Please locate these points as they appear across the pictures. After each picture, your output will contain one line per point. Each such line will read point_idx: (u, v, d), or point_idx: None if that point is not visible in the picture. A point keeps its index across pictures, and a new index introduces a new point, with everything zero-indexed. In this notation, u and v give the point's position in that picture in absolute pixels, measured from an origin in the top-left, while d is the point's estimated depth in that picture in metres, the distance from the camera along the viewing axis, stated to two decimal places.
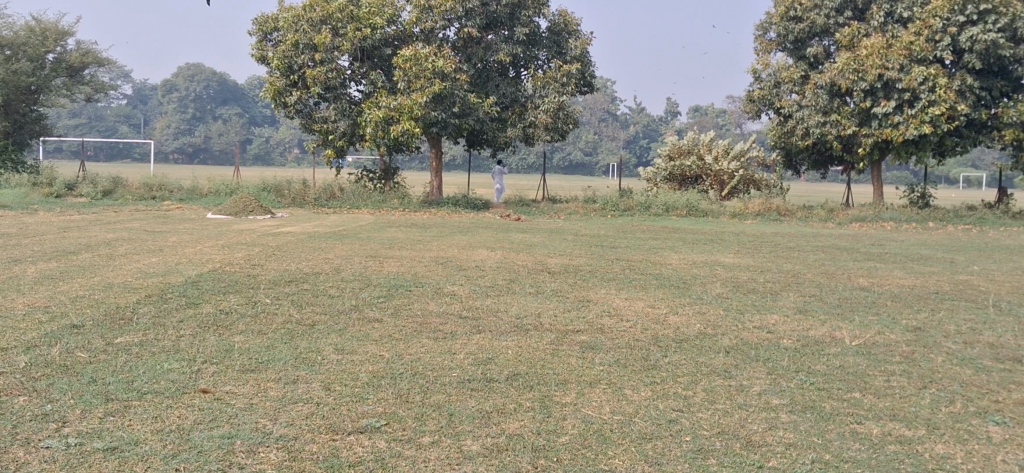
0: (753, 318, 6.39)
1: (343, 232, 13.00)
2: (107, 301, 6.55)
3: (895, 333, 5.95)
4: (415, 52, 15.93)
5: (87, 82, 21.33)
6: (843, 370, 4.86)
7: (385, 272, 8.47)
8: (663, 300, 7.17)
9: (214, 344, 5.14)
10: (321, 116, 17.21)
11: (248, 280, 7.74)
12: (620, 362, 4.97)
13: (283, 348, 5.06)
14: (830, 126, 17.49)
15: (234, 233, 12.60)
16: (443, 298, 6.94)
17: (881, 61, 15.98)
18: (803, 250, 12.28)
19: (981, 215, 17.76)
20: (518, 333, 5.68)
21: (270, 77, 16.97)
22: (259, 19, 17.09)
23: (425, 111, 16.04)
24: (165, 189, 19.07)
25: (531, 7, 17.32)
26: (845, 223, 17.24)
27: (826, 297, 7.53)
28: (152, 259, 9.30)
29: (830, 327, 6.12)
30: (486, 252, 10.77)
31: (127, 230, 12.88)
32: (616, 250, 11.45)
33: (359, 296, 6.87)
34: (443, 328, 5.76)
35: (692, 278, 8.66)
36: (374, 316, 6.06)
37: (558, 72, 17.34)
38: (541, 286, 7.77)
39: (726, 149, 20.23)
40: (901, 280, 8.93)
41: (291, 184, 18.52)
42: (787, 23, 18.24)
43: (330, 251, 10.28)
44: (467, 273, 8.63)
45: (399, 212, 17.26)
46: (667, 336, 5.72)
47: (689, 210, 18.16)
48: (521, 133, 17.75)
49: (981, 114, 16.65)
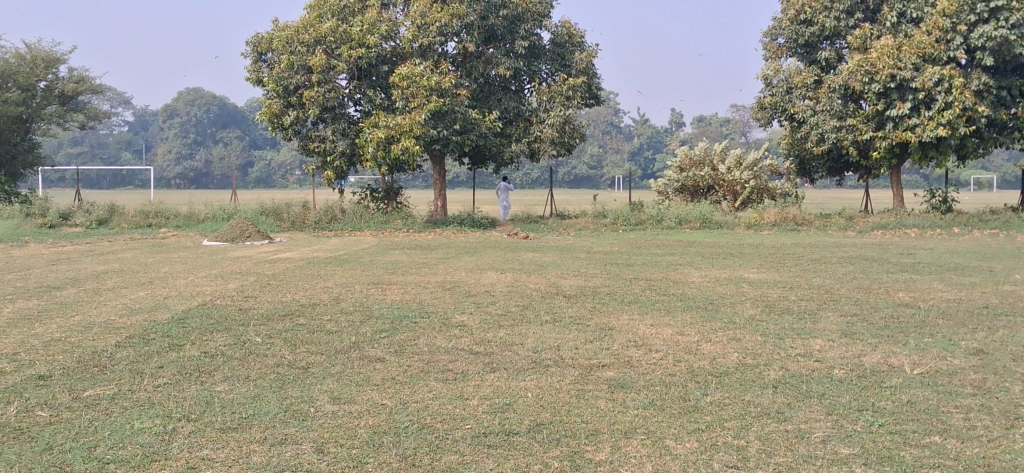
0: (794, 344, 5.77)
1: (345, 256, 12.43)
2: (84, 344, 5.94)
3: (958, 358, 5.34)
4: (412, 69, 15.38)
5: (80, 109, 20.78)
6: (914, 407, 4.23)
7: (388, 301, 7.88)
8: (691, 325, 6.54)
9: (193, 395, 4.53)
10: (320, 137, 16.63)
11: (240, 314, 7.15)
12: (656, 403, 4.36)
13: (272, 398, 4.46)
14: (845, 131, 16.86)
15: (229, 261, 12.02)
16: (452, 330, 6.33)
17: (892, 61, 15.38)
18: (829, 261, 11.65)
19: (1007, 218, 17.10)
20: (537, 371, 5.07)
21: (266, 100, 16.44)
22: (252, 39, 16.63)
23: (425, 130, 15.45)
24: (162, 216, 18.57)
25: (530, 19, 16.84)
26: (866, 231, 16.62)
27: (870, 317, 6.91)
28: (140, 294, 8.69)
29: (883, 352, 5.50)
30: (495, 274, 10.16)
31: (119, 261, 12.29)
32: (633, 268, 10.85)
33: (359, 331, 6.26)
34: (453, 367, 5.14)
35: (720, 298, 8.02)
36: (375, 354, 5.45)
37: (563, 84, 16.84)
38: (557, 313, 7.14)
39: (738, 159, 19.60)
40: (944, 294, 8.31)
41: (291, 208, 17.94)
42: (796, 27, 17.64)
43: (330, 278, 9.68)
44: (476, 299, 8.02)
45: (403, 232, 16.68)
46: (704, 369, 5.09)
47: (702, 222, 17.54)
48: (526, 148, 17.17)
49: (1001, 114, 16.04)
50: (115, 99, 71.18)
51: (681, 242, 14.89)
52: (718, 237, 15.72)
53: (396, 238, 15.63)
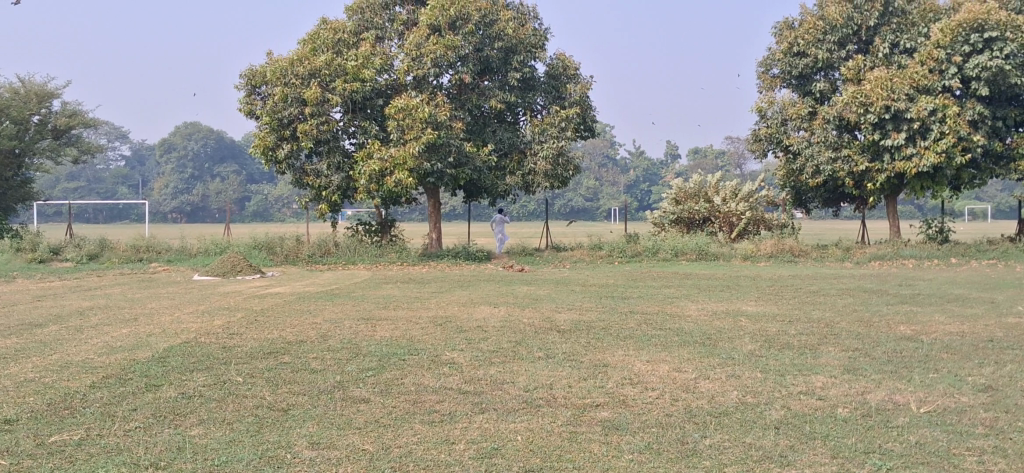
0: (797, 381, 5.56)
1: (335, 290, 12.22)
2: (57, 385, 5.71)
3: (966, 396, 5.13)
4: (406, 101, 15.27)
5: (73, 143, 20.59)
6: (924, 450, 4.02)
7: (377, 337, 7.66)
8: (689, 361, 6.33)
9: (164, 440, 4.32)
10: (313, 170, 16.46)
11: (223, 352, 6.92)
12: (652, 447, 4.14)
13: (248, 444, 4.24)
14: (841, 161, 16.73)
15: (217, 296, 11.81)
16: (441, 368, 6.11)
17: (886, 92, 15.30)
18: (828, 294, 11.45)
19: (1005, 248, 16.96)
20: (529, 411, 4.85)
21: (259, 133, 16.29)
22: (245, 72, 16.51)
23: (418, 162, 15.28)
24: (153, 250, 18.37)
25: (524, 51, 16.76)
26: (863, 262, 16.46)
27: (872, 351, 6.71)
28: (123, 331, 8.44)
29: (888, 389, 5.29)
30: (488, 309, 9.94)
31: (106, 297, 12.06)
32: (628, 301, 10.64)
33: (345, 370, 6.04)
34: (440, 408, 4.92)
35: (718, 332, 7.80)
36: (359, 395, 5.23)
37: (556, 116, 16.74)
38: (551, 349, 6.91)
39: (734, 190, 19.47)
40: (947, 326, 8.10)
41: (284, 242, 17.74)
42: (790, 59, 17.56)
43: (319, 314, 9.46)
44: (468, 335, 7.79)
45: (397, 266, 16.48)
46: (703, 409, 4.88)
47: (699, 254, 17.37)
48: (521, 181, 17.02)
49: (996, 144, 15.95)
50: (111, 134, 71.11)
51: (677, 274, 14.71)
52: (716, 269, 15.54)
53: (390, 272, 15.43)
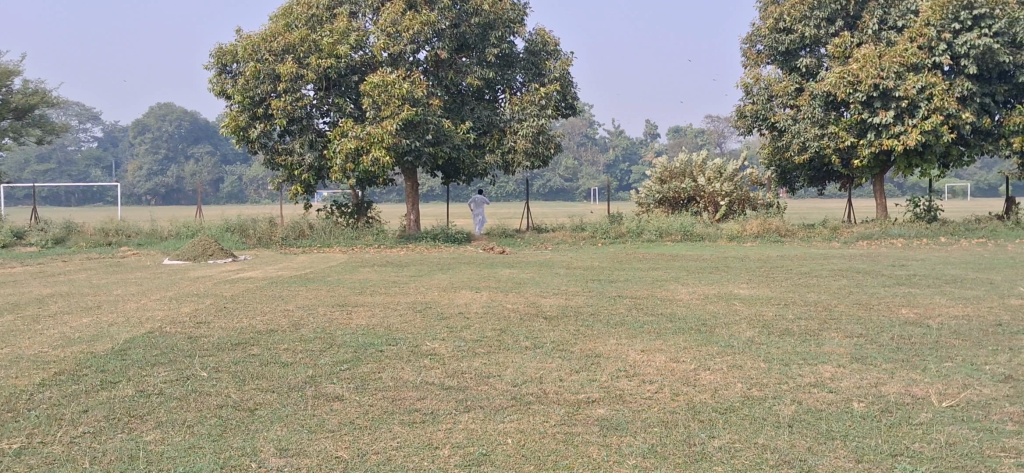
0: (803, 371, 5.18)
1: (310, 274, 11.75)
2: (3, 383, 5.24)
3: (987, 387, 4.77)
4: (383, 77, 14.77)
5: (37, 123, 19.88)
6: (955, 452, 3.65)
7: (353, 325, 7.23)
8: (686, 350, 5.95)
9: (116, 448, 3.86)
10: (286, 149, 15.90)
11: (188, 344, 6.46)
12: (656, 450, 3.75)
13: (208, 451, 3.79)
14: (828, 138, 16.35)
15: (186, 281, 11.32)
16: (422, 360, 5.71)
17: (875, 70, 14.87)
18: (821, 275, 11.10)
19: (992, 227, 16.75)
20: (518, 409, 4.45)
21: (230, 112, 15.72)
22: (215, 50, 15.89)
23: (396, 140, 14.79)
24: (122, 233, 17.81)
25: (504, 27, 16.27)
26: (851, 242, 16.18)
27: (878, 337, 6.37)
28: (83, 321, 7.95)
29: (904, 381, 4.94)
30: (470, 294, 9.51)
31: (70, 283, 11.52)
32: (615, 285, 10.25)
33: (319, 363, 5.62)
34: (421, 407, 4.50)
35: (713, 318, 7.40)
36: (333, 392, 4.80)
37: (536, 93, 16.29)
38: (538, 338, 6.50)
39: (718, 169, 19.12)
40: (950, 309, 7.78)
41: (257, 224, 17.20)
42: (776, 36, 17.12)
43: (293, 301, 9.01)
44: (449, 322, 7.38)
45: (374, 248, 16.02)
46: (707, 404, 4.48)
47: (683, 234, 17.02)
48: (501, 159, 16.57)
49: (984, 122, 15.68)
50: (82, 115, 69.82)
51: (663, 255, 14.36)
52: (701, 250, 15.20)
53: (367, 255, 14.96)
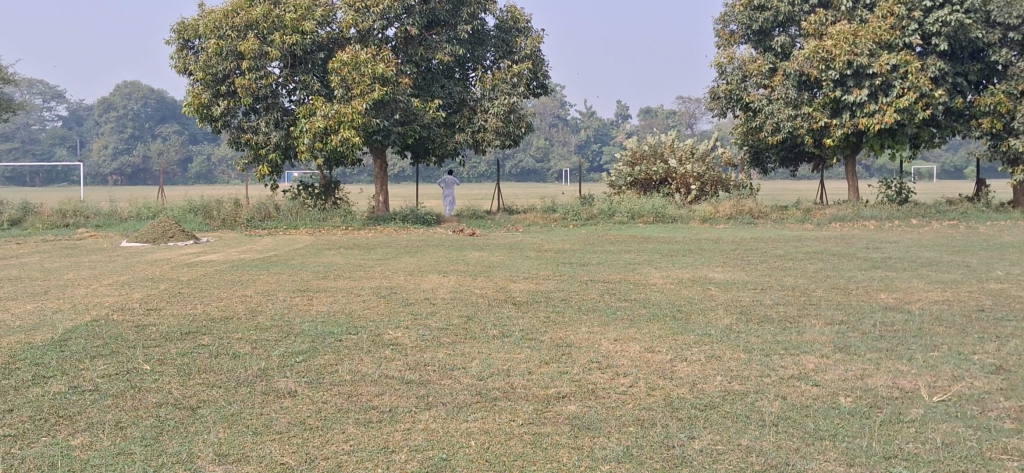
0: (785, 363, 4.90)
1: (274, 258, 11.34)
2: None
3: (979, 379, 4.52)
4: (352, 54, 14.33)
5: None
6: (953, 454, 3.38)
7: (313, 312, 6.89)
8: (661, 339, 5.66)
9: (35, 454, 3.49)
10: (250, 127, 15.34)
11: (135, 333, 6.07)
12: (632, 453, 3.45)
13: (138, 458, 3.43)
14: (801, 119, 15.97)
15: (143, 265, 10.87)
16: (382, 351, 5.38)
17: (849, 46, 14.62)
18: (796, 258, 10.89)
19: (963, 209, 16.66)
20: (483, 406, 4.13)
21: (192, 90, 15.14)
22: (176, 25, 15.27)
23: (366, 119, 14.37)
24: (81, 214, 17.24)
25: (475, 3, 15.86)
26: (824, 224, 15.99)
27: (860, 324, 6.12)
28: (27, 308, 7.49)
29: (889, 372, 4.68)
30: (437, 278, 9.15)
31: (21, 266, 11.02)
32: (587, 268, 9.97)
33: (273, 355, 5.27)
34: (378, 404, 4.16)
35: (688, 304, 7.13)
36: (286, 387, 4.46)
37: (507, 72, 15.91)
38: (506, 326, 6.19)
39: (690, 150, 18.87)
40: (930, 295, 7.55)
41: (221, 205, 16.69)
42: (750, 13, 16.72)
43: (252, 285, 8.62)
44: (415, 308, 7.06)
45: (341, 230, 15.60)
46: (686, 400, 4.20)
47: (656, 216, 16.77)
48: (471, 138, 16.18)
49: (957, 102, 15.54)
50: (46, 93, 68.33)
51: (636, 237, 14.10)
52: (674, 232, 14.97)
53: (333, 237, 14.57)
